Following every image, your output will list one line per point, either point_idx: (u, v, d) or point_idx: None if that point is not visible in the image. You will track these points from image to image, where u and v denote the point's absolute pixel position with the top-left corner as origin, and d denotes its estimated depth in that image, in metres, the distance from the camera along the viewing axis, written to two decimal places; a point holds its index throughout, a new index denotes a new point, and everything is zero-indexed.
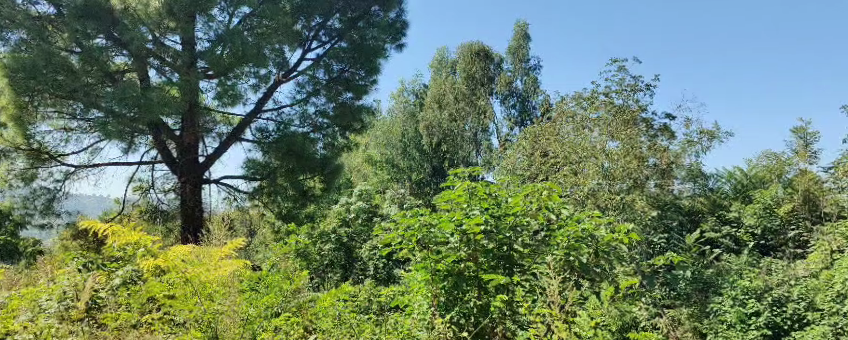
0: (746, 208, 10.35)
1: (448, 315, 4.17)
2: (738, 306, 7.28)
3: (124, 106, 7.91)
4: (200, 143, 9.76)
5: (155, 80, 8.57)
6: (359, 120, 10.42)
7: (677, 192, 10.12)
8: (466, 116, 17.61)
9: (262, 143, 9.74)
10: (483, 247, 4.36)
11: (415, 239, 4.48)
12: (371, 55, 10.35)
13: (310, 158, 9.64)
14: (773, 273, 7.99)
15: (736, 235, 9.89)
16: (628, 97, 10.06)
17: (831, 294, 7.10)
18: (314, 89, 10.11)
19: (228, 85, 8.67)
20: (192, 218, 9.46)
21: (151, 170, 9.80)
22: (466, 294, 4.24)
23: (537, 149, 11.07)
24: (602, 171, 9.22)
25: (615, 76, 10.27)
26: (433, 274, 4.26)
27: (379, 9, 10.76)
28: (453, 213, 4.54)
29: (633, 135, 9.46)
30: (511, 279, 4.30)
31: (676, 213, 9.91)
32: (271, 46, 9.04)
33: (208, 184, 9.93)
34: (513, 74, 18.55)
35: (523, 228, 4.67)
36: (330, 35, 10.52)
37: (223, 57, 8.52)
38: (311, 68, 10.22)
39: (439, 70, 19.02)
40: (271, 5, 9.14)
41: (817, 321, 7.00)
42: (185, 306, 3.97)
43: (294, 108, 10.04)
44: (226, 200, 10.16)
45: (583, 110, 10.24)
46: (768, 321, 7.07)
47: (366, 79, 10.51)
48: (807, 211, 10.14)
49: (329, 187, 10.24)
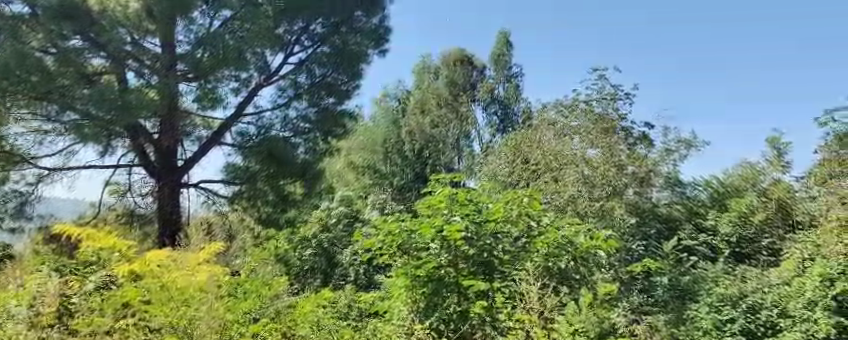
0: (722, 217, 10.37)
1: (427, 321, 4.17)
2: (713, 313, 7.48)
3: (101, 109, 7.84)
4: (180, 147, 9.59)
5: (133, 82, 8.42)
6: (341, 125, 10.37)
7: (654, 199, 10.21)
8: (449, 122, 18.07)
9: (244, 148, 9.53)
10: (463, 253, 4.39)
11: (396, 245, 4.56)
12: (354, 60, 10.38)
13: (290, 162, 9.52)
14: (747, 280, 8.04)
15: (713, 243, 10.00)
16: (608, 104, 10.24)
17: (803, 302, 7.14)
18: (295, 93, 10.09)
19: (208, 88, 8.77)
20: (169, 222, 9.44)
21: (128, 173, 9.73)
22: (445, 300, 4.25)
23: (519, 156, 11.02)
24: (582, 178, 9.30)
25: (595, 84, 10.45)
26: (412, 280, 4.32)
27: (362, 14, 10.69)
28: (432, 219, 4.60)
29: (611, 143, 9.67)
30: (490, 285, 4.23)
31: (653, 221, 9.96)
32: (253, 49, 8.93)
33: (187, 188, 9.84)
34: (495, 81, 18.87)
35: (503, 236, 4.68)
36: (312, 39, 10.23)
37: (203, 59, 8.50)
38: (293, 73, 10.12)
39: (422, 75, 18.77)
40: (251, 8, 8.94)
41: (789, 328, 7.00)
42: (159, 311, 3.97)
43: (275, 112, 9.94)
44: (204, 205, 10.03)
45: (564, 118, 10.37)
46: (742, 327, 7.16)
47: (348, 84, 10.52)
48: (781, 220, 10.26)
49: (309, 192, 10.22)
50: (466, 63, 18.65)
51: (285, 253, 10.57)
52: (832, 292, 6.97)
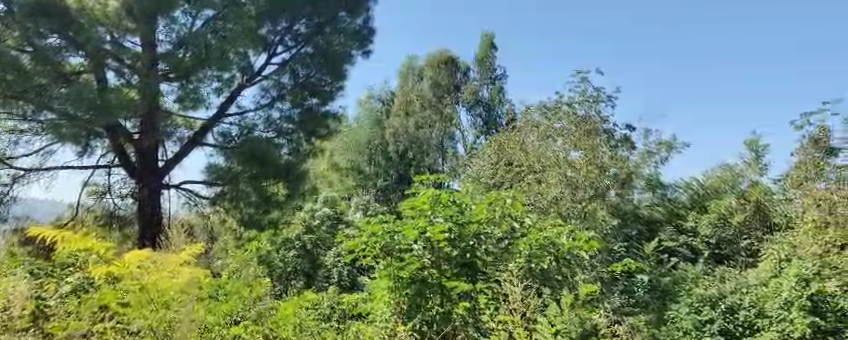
0: (702, 219, 10.61)
1: (411, 323, 4.16)
2: (693, 314, 7.63)
3: (79, 109, 7.75)
4: (161, 148, 9.45)
5: (113, 82, 8.32)
6: (324, 126, 10.33)
7: (635, 201, 10.20)
8: (433, 124, 18.02)
9: (225, 148, 9.52)
10: (446, 255, 4.41)
11: (379, 247, 4.46)
12: (338, 62, 10.35)
13: (275, 165, 9.44)
14: (726, 282, 8.19)
15: (693, 245, 10.26)
16: (591, 107, 10.29)
17: (780, 301, 7.30)
18: (279, 93, 10.04)
19: (190, 88, 8.63)
20: (149, 223, 9.29)
21: (107, 174, 9.66)
22: (428, 301, 4.26)
23: (503, 158, 11.12)
24: (565, 180, 9.33)
25: (578, 86, 10.48)
26: (395, 281, 4.28)
27: (346, 15, 10.65)
28: (415, 221, 4.58)
29: (594, 145, 9.68)
30: (473, 286, 4.34)
31: (634, 223, 10.07)
32: (236, 49, 8.81)
33: (167, 189, 9.75)
34: (479, 84, 18.74)
35: (487, 236, 4.70)
36: (296, 40, 10.23)
37: (185, 59, 8.48)
38: (276, 73, 10.09)
39: (406, 77, 18.74)
40: (234, 8, 8.87)
41: (767, 328, 7.26)
42: (138, 313, 3.98)
43: (258, 113, 9.89)
44: (185, 206, 9.99)
45: (547, 120, 10.45)
46: (720, 327, 7.43)
47: (332, 85, 10.46)
48: (759, 222, 10.44)
49: (292, 194, 10.01)
50: (451, 65, 18.58)
51: (266, 254, 10.55)
52: (807, 292, 7.08)
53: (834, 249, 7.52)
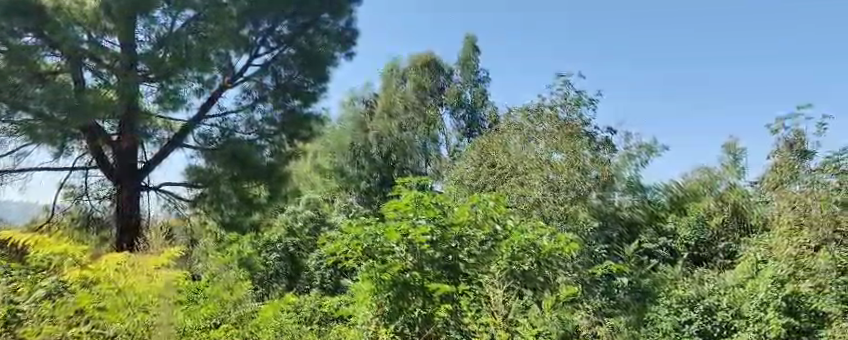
0: (682, 221, 10.83)
1: (392, 325, 4.27)
2: (672, 316, 7.75)
3: (55, 110, 7.73)
4: (139, 150, 9.29)
5: (90, 82, 8.26)
6: (307, 128, 10.26)
7: (616, 203, 10.07)
8: (416, 126, 18.06)
9: (206, 150, 9.44)
10: (429, 256, 4.40)
11: (361, 249, 4.43)
12: (321, 63, 10.30)
13: (257, 167, 9.39)
14: (704, 284, 8.28)
15: (671, 246, 10.43)
16: (573, 111, 10.34)
17: (756, 302, 7.55)
18: (261, 95, 10.03)
19: (170, 89, 8.53)
20: (128, 227, 9.17)
21: (84, 175, 9.49)
22: (410, 304, 4.29)
23: (486, 160, 11.13)
24: (546, 182, 9.40)
25: (560, 89, 10.55)
26: (377, 284, 4.27)
27: (328, 16, 10.61)
28: (398, 222, 4.56)
29: (576, 147, 9.75)
30: (455, 287, 4.34)
31: (614, 225, 9.96)
32: (217, 51, 8.77)
33: (146, 191, 9.66)
34: (462, 86, 19.25)
35: (468, 239, 4.67)
36: (278, 41, 10.18)
37: (165, 59, 8.40)
38: (258, 74, 10.07)
39: (390, 79, 18.67)
40: (215, 8, 8.81)
41: (743, 329, 7.45)
42: (115, 317, 4.02)
43: (239, 114, 9.84)
44: (164, 208, 9.86)
45: (530, 123, 10.50)
46: (699, 328, 7.58)
47: (314, 87, 10.38)
48: (737, 223, 10.91)
49: (274, 196, 9.89)
50: (434, 67, 18.86)
51: (248, 257, 10.42)
52: (783, 293, 7.38)
53: (807, 251, 7.52)
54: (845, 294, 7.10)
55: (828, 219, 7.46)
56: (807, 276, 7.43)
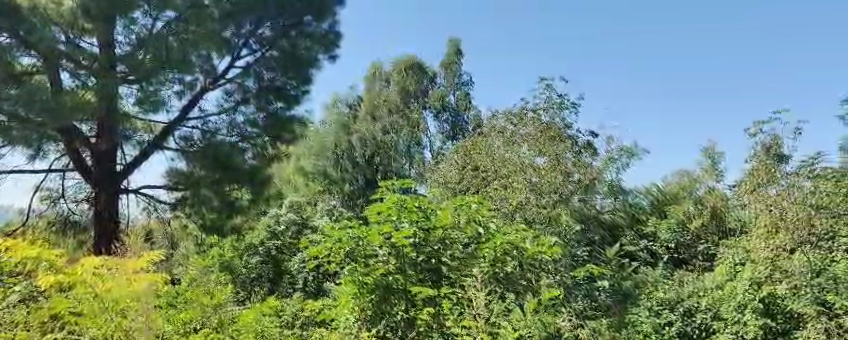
0: (661, 224, 10.75)
1: (374, 329, 4.34)
2: (652, 317, 7.77)
3: (31, 111, 7.67)
4: (119, 151, 9.16)
5: (68, 84, 8.09)
6: (290, 131, 10.16)
7: (598, 206, 10.28)
8: (400, 129, 18.07)
9: (187, 152, 9.33)
10: (411, 259, 4.41)
11: (344, 252, 4.46)
12: (303, 66, 10.25)
13: (239, 170, 9.30)
14: (684, 286, 8.35)
15: (652, 248, 10.44)
16: (555, 115, 10.39)
17: (734, 304, 7.63)
18: (242, 97, 9.91)
19: (150, 91, 8.33)
20: (105, 231, 9.06)
21: (61, 179, 9.36)
22: (394, 307, 4.32)
23: (470, 163, 11.17)
24: (529, 185, 9.45)
25: (542, 93, 10.57)
26: (360, 288, 4.29)
27: (311, 19, 10.57)
28: (381, 226, 4.53)
29: (558, 151, 9.74)
30: (438, 291, 4.30)
31: (596, 228, 10.10)
32: (198, 52, 8.73)
33: (126, 194, 9.52)
34: (446, 89, 19.24)
35: (451, 242, 4.67)
36: (260, 43, 10.11)
37: (145, 61, 8.24)
38: (240, 76, 9.96)
39: (374, 82, 18.76)
40: (197, 9, 8.73)
41: (721, 330, 7.57)
42: (92, 322, 4.09)
43: (221, 117, 9.77)
44: (144, 211, 9.76)
45: (513, 126, 10.57)
46: (679, 330, 7.67)
47: (297, 89, 10.30)
48: (715, 226, 10.71)
49: (257, 198, 9.80)
50: (418, 70, 18.85)
51: (229, 260, 10.53)
52: (759, 295, 7.52)
53: (783, 253, 7.78)
54: (819, 295, 7.21)
55: (803, 221, 7.74)
56: (782, 277, 7.60)
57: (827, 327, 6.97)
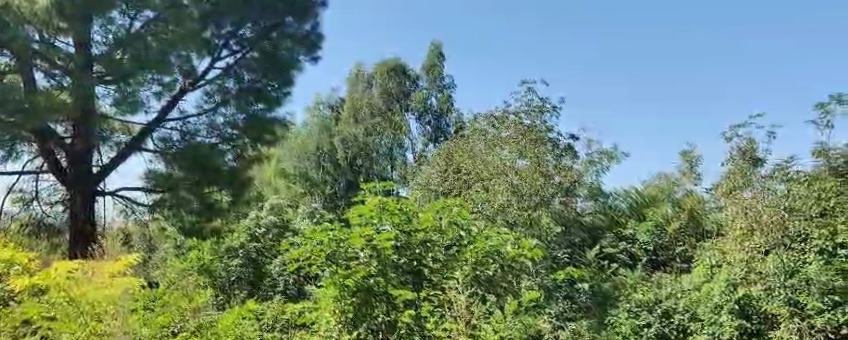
0: (640, 226, 10.84)
1: (355, 332, 4.26)
2: (631, 319, 7.83)
3: (4, 111, 7.53)
4: (95, 153, 9.06)
5: (42, 84, 8.13)
6: (271, 132, 9.98)
7: (578, 209, 10.38)
8: (383, 132, 18.08)
9: (165, 154, 9.24)
10: (392, 262, 4.38)
11: (324, 255, 4.38)
12: (285, 67, 10.17)
13: (218, 172, 9.17)
14: (662, 287, 8.43)
15: (631, 251, 10.55)
16: (536, 118, 10.43)
17: (711, 305, 7.66)
18: (223, 99, 9.76)
19: (128, 92, 8.29)
20: (82, 232, 8.94)
21: (34, 180, 9.26)
22: (374, 309, 4.30)
23: (451, 165, 11.22)
24: (511, 188, 9.50)
25: (524, 96, 10.62)
26: (341, 290, 4.23)
27: (293, 20, 10.51)
28: (363, 229, 4.48)
29: (540, 152, 9.80)
30: (417, 294, 4.43)
31: (576, 230, 10.19)
32: (178, 53, 8.62)
33: (102, 196, 9.40)
34: (428, 91, 19.25)
35: (432, 244, 4.71)
36: (241, 44, 10.03)
37: (122, 61, 8.11)
38: (220, 78, 9.86)
39: (356, 83, 18.79)
40: (176, 9, 8.62)
41: (698, 332, 7.64)
42: (65, 327, 4.02)
43: (200, 118, 9.69)
44: (121, 213, 9.67)
45: (495, 129, 10.67)
46: (657, 331, 7.65)
47: (279, 91, 10.16)
48: (693, 229, 10.60)
49: (236, 200, 9.71)
50: (400, 72, 18.87)
51: (207, 263, 10.41)
52: (735, 296, 7.54)
53: (758, 255, 7.87)
54: (791, 296, 7.25)
55: (777, 224, 7.88)
56: (757, 279, 7.65)
57: (799, 327, 7.09)
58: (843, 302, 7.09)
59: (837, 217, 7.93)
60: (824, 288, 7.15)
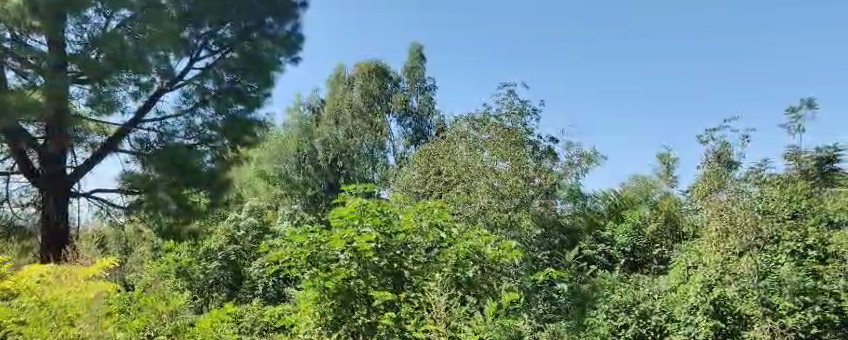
0: (618, 228, 10.97)
1: (336, 334, 4.25)
2: (609, 320, 7.88)
3: None
4: (69, 153, 8.95)
5: (13, 83, 8.01)
6: (251, 134, 9.89)
7: (558, 211, 10.41)
8: (364, 133, 18.02)
9: (141, 155, 9.14)
10: (373, 264, 4.38)
11: (304, 257, 4.39)
12: (265, 68, 10.01)
13: (196, 173, 9.04)
14: (640, 288, 8.48)
15: (609, 252, 10.64)
16: (516, 120, 10.50)
17: (687, 306, 7.73)
18: (201, 99, 9.67)
19: (103, 92, 8.20)
20: (56, 234, 8.76)
21: (5, 181, 9.03)
22: (354, 311, 4.28)
23: (432, 167, 11.23)
24: (491, 190, 9.58)
25: (505, 99, 10.66)
26: (321, 292, 4.26)
27: (272, 21, 10.43)
28: (343, 230, 4.46)
29: (520, 155, 9.91)
30: (398, 295, 4.36)
31: (556, 232, 10.23)
32: (155, 53, 8.51)
33: (77, 198, 9.25)
34: (409, 93, 19.36)
35: (413, 245, 4.78)
36: (220, 45, 9.91)
37: (98, 61, 8.02)
38: (198, 78, 9.70)
39: (337, 85, 18.78)
40: (154, 9, 8.48)
41: (673, 333, 7.67)
42: (37, 332, 3.95)
43: (179, 119, 9.60)
44: (97, 215, 9.53)
45: (476, 131, 10.72)
46: (634, 332, 7.69)
47: (258, 92, 10.06)
48: (670, 231, 10.77)
49: (215, 203, 9.60)
50: (380, 73, 18.81)
51: (185, 266, 10.33)
52: (709, 296, 7.58)
53: (732, 256, 7.98)
54: (764, 297, 7.35)
55: (751, 226, 8.08)
56: (732, 280, 7.72)
57: (771, 326, 7.15)
58: (813, 302, 7.24)
59: (807, 220, 8.24)
60: (795, 288, 7.28)
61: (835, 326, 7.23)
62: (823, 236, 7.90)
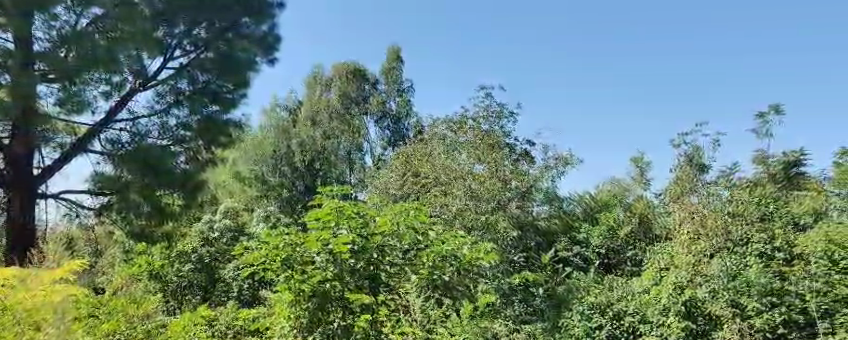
0: (594, 230, 10.85)
1: (309, 338, 4.26)
2: (584, 321, 7.95)
3: None
4: (36, 153, 8.79)
5: None
6: (226, 134, 9.83)
7: (535, 213, 10.53)
8: (341, 135, 17.94)
9: (113, 155, 8.94)
10: (349, 267, 4.27)
11: (279, 260, 4.23)
12: (241, 68, 9.89)
13: (169, 174, 8.88)
14: (614, 289, 8.56)
15: (585, 255, 10.56)
16: (494, 123, 10.63)
17: (659, 308, 7.70)
18: (175, 99, 9.52)
19: (73, 92, 8.11)
20: (21, 236, 8.49)
21: None
22: (330, 314, 4.27)
23: (410, 170, 11.22)
24: (468, 191, 9.63)
25: (482, 102, 10.77)
26: (296, 295, 4.22)
27: (248, 21, 10.29)
28: (319, 232, 4.36)
29: (497, 158, 10.01)
30: (375, 298, 4.38)
31: (532, 234, 10.33)
32: (127, 52, 8.35)
33: (45, 200, 9.07)
34: (387, 95, 19.39)
35: (389, 249, 4.57)
36: (195, 44, 9.74)
37: (67, 59, 7.90)
38: (172, 78, 9.53)
39: (314, 86, 18.69)
40: (127, 7, 8.33)
41: (647, 333, 7.61)
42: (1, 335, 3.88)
43: (151, 119, 9.45)
44: (65, 217, 9.34)
45: (453, 133, 10.77)
46: (608, 333, 7.74)
47: (234, 93, 9.95)
48: (643, 233, 10.75)
49: (189, 205, 9.42)
50: (358, 75, 18.83)
51: (159, 269, 10.21)
52: (682, 299, 7.57)
53: (703, 258, 8.25)
54: (734, 298, 7.46)
55: (721, 228, 8.48)
56: (703, 281, 7.86)
57: (741, 327, 7.19)
58: (780, 303, 7.30)
59: (774, 222, 8.42)
60: (763, 290, 7.37)
61: (799, 325, 7.15)
62: (789, 238, 8.05)
